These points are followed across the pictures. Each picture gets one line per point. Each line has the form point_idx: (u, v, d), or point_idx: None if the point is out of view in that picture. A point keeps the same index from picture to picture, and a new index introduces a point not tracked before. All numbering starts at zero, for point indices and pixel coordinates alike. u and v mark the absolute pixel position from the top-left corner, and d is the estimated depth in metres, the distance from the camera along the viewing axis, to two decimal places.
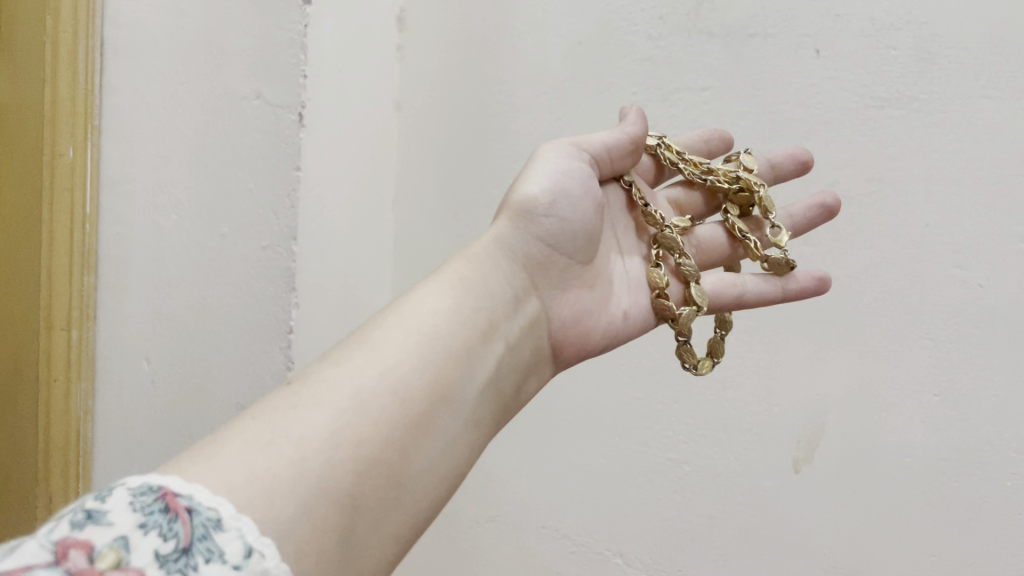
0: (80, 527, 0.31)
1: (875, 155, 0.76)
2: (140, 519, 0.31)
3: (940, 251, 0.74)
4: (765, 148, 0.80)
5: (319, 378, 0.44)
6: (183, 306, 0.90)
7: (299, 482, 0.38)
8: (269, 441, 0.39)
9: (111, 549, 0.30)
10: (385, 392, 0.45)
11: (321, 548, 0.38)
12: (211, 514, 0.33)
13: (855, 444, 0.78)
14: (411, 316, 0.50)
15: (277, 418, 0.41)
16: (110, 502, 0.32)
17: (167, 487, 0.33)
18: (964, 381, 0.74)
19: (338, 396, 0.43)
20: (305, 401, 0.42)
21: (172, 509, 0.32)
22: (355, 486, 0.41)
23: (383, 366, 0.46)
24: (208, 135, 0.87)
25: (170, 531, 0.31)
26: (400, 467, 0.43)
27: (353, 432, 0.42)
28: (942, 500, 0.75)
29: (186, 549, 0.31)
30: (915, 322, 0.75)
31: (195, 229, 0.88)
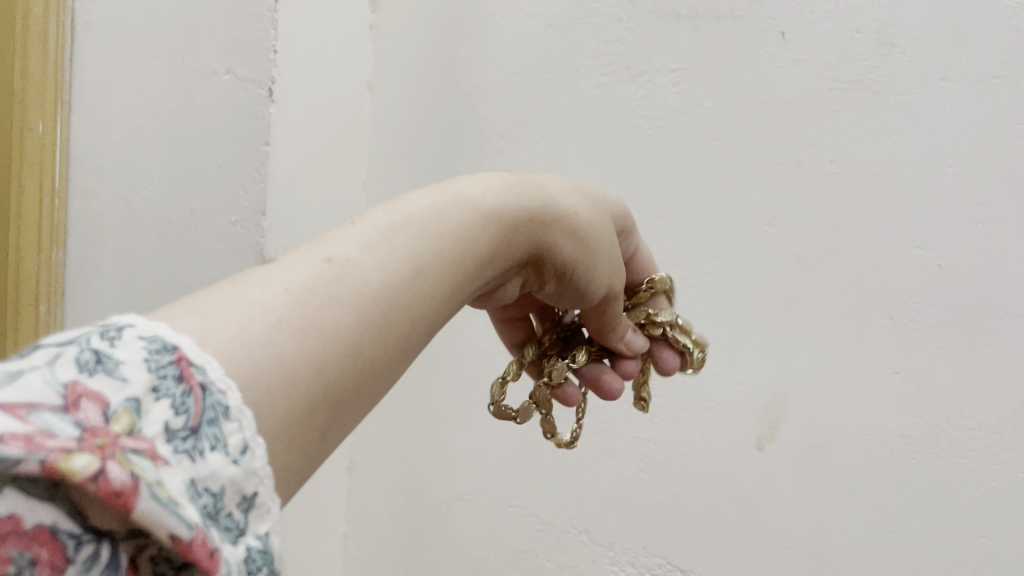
0: (90, 372, 0.28)
1: (838, 136, 0.77)
2: (153, 382, 0.29)
3: (901, 231, 0.75)
4: (731, 131, 0.81)
5: (363, 273, 0.38)
6: (152, 282, 0.90)
7: (314, 379, 0.34)
8: (303, 330, 0.34)
9: (124, 411, 0.27)
10: (407, 315, 0.40)
11: (307, 443, 0.35)
12: (221, 398, 0.30)
13: (815, 422, 0.79)
14: (457, 231, 0.45)
15: (315, 302, 0.36)
16: (120, 351, 0.29)
17: (181, 350, 0.30)
18: (922, 361, 0.74)
19: (370, 304, 0.38)
20: (343, 295, 0.37)
21: (185, 381, 0.30)
22: (351, 400, 0.37)
23: (414, 289, 0.41)
24: (178, 111, 0.87)
25: (182, 405, 0.29)
26: (386, 386, 0.40)
27: (369, 347, 0.37)
28: (901, 478, 0.75)
29: (194, 431, 0.29)
30: (877, 302, 0.76)
31: (164, 205, 0.89)
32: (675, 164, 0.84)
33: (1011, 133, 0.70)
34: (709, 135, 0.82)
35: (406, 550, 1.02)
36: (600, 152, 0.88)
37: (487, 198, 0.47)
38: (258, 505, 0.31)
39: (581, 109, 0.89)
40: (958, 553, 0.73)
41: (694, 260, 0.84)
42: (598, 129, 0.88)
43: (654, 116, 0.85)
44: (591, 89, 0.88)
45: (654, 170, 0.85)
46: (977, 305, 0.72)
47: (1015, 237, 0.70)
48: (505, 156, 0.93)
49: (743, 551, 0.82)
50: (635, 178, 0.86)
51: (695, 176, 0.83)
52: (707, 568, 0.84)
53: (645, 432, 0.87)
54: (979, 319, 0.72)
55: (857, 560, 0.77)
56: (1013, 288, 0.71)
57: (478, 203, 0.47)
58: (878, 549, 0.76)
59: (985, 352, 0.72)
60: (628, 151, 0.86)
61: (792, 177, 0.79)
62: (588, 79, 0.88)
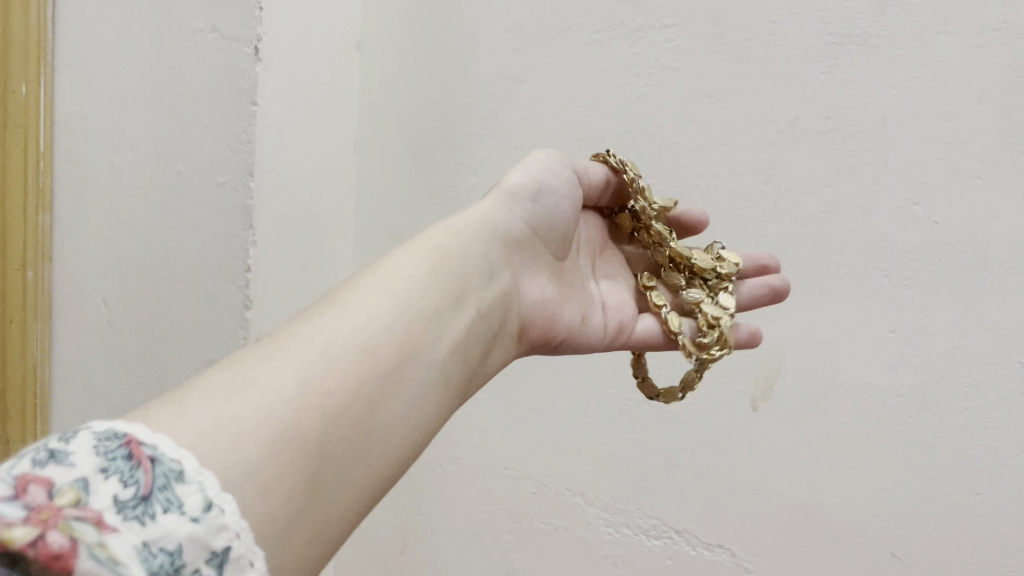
0: (42, 464, 0.30)
1: (834, 91, 0.76)
2: (102, 463, 0.31)
3: (898, 188, 0.73)
4: (727, 88, 0.80)
5: (287, 335, 0.43)
6: (139, 246, 0.89)
7: (264, 429, 0.37)
8: (236, 389, 0.38)
9: (71, 489, 0.29)
10: (354, 347, 0.43)
11: (284, 494, 0.36)
12: (172, 466, 0.32)
13: (810, 382, 0.78)
14: (380, 281, 0.49)
15: (242, 368, 0.39)
16: (74, 443, 0.31)
17: (132, 435, 0.32)
18: (918, 319, 0.73)
19: (306, 347, 0.41)
20: (272, 352, 0.41)
21: (135, 457, 0.32)
22: (325, 430, 0.39)
23: (352, 324, 0.44)
24: (162, 73, 0.85)
25: (131, 478, 0.31)
26: (370, 415, 0.42)
27: (321, 380, 0.40)
28: (896, 437, 0.75)
29: (144, 498, 0.30)
30: (873, 260, 0.75)
31: (150, 167, 0.87)
32: (669, 122, 0.83)
33: (1009, 87, 0.69)
34: (704, 93, 0.81)
35: (402, 512, 1.03)
36: (592, 111, 0.86)
37: (406, 253, 0.52)
38: (234, 559, 0.32)
39: (574, 67, 0.87)
40: (951, 510, 0.73)
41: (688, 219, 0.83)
42: (590, 87, 0.86)
43: (649, 73, 0.83)
44: (584, 47, 0.87)
45: (649, 129, 0.84)
46: (972, 263, 0.71)
47: (1013, 192, 0.69)
48: (496, 116, 0.91)
49: (737, 510, 0.82)
50: (629, 136, 0.85)
51: (689, 134, 0.82)
52: (702, 527, 0.84)
53: (636, 394, 0.87)
54: (974, 276, 0.71)
55: (851, 517, 0.77)
56: (1010, 245, 0.69)
57: (390, 260, 0.51)
58: (873, 507, 0.76)
59: (980, 309, 0.71)
60: (621, 109, 0.85)
61: (788, 134, 0.78)
62: (581, 36, 0.87)
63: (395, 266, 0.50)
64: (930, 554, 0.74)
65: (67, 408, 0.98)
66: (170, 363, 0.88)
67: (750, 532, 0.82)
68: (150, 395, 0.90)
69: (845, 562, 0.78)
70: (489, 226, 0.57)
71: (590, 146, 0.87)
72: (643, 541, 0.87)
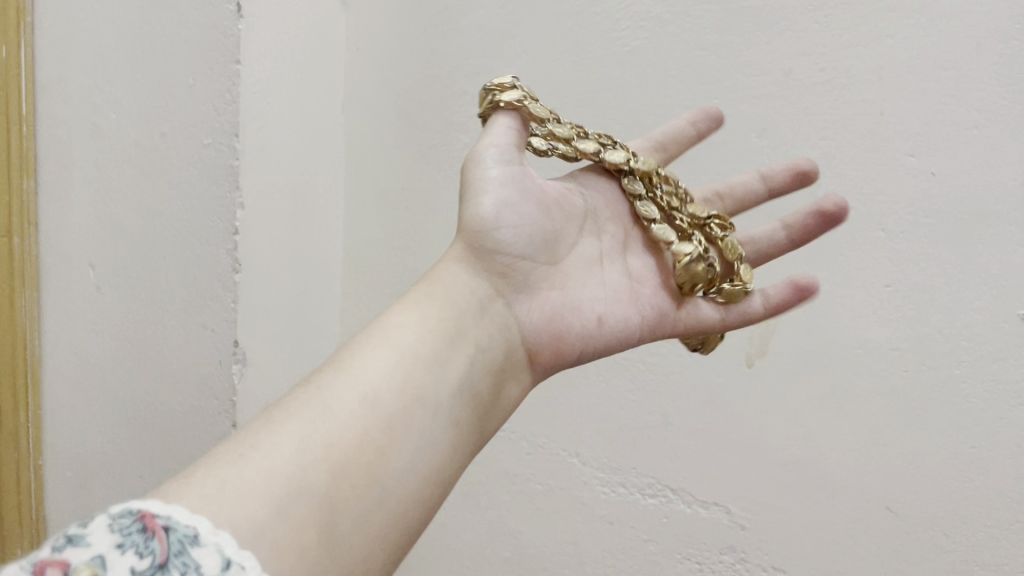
0: (60, 549, 0.31)
1: (829, 41, 0.74)
2: (118, 540, 0.32)
3: (894, 139, 0.72)
4: (720, 40, 0.78)
5: (285, 402, 0.43)
6: (128, 210, 0.89)
7: (271, 488, 0.38)
8: (240, 455, 0.39)
9: (88, 567, 0.31)
10: (349, 401, 0.43)
11: (298, 550, 0.37)
12: (187, 532, 0.33)
13: (807, 338, 0.77)
14: (378, 326, 0.48)
15: (241, 441, 0.40)
16: (91, 524, 0.33)
17: (145, 509, 0.34)
18: (915, 273, 0.72)
19: (300, 410, 0.42)
20: (269, 420, 0.42)
21: (149, 529, 0.32)
22: (327, 485, 0.39)
23: (347, 381, 0.44)
24: (146, 35, 0.84)
25: (146, 549, 0.32)
26: (374, 463, 0.41)
27: (318, 441, 0.41)
28: (893, 392, 0.73)
29: (161, 565, 0.31)
30: (869, 214, 0.74)
31: (136, 130, 0.86)
32: (661, 76, 0.81)
33: (1009, 33, 0.67)
34: (697, 46, 0.79)
35: None
36: (584, 68, 0.85)
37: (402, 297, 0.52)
38: None
39: (564, 22, 0.86)
40: (952, 464, 0.71)
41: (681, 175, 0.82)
42: (581, 42, 0.85)
43: (640, 26, 0.82)
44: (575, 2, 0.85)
45: (642, 84, 0.82)
46: (969, 214, 0.69)
47: (1011, 139, 0.67)
48: (485, 73, 0.90)
49: (732, 468, 0.82)
50: (622, 92, 0.83)
51: (683, 90, 0.80)
52: (697, 486, 0.84)
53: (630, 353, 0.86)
54: (971, 228, 0.69)
55: (845, 472, 0.76)
56: (1007, 195, 0.67)
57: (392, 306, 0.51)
58: (869, 462, 0.75)
59: (978, 261, 0.69)
60: (613, 65, 0.83)
61: (782, 86, 0.76)
62: None
63: (391, 311, 0.50)
64: (927, 507, 0.73)
65: (59, 373, 0.99)
66: (161, 328, 0.88)
67: (745, 490, 0.81)
68: (143, 358, 0.90)
69: (841, 519, 0.77)
70: (473, 251, 0.55)
71: (583, 103, 0.85)
72: (638, 500, 0.87)
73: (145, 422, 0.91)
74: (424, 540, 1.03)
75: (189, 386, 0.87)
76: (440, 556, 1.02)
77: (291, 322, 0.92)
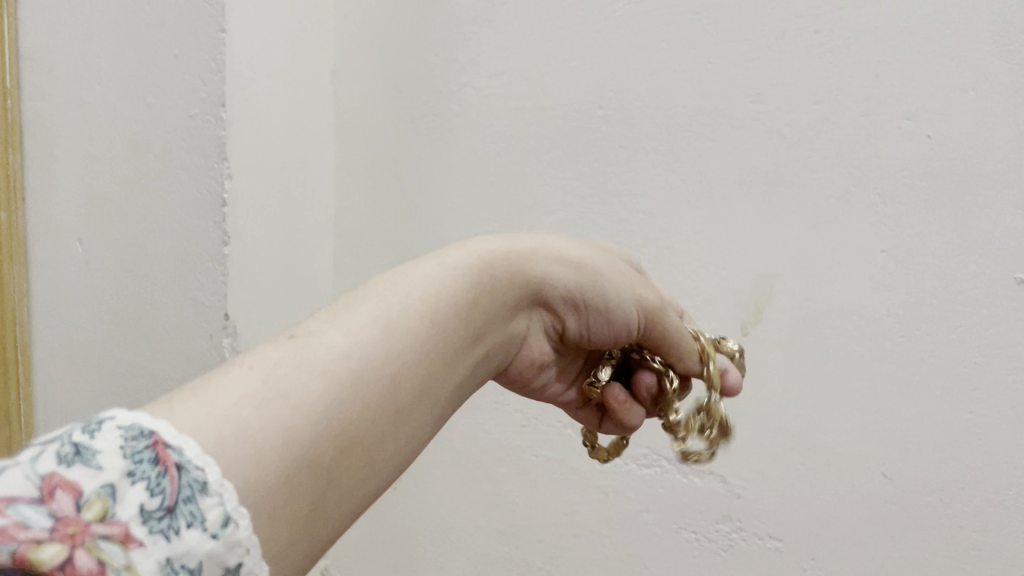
0: (68, 463, 0.30)
1: (823, 4, 0.72)
2: (129, 468, 0.30)
3: (888, 101, 0.70)
4: (714, 4, 0.77)
5: (324, 343, 0.40)
6: (118, 185, 0.90)
7: (283, 452, 0.36)
8: (270, 398, 0.37)
9: (98, 498, 0.29)
10: (377, 378, 0.41)
11: (290, 515, 0.36)
12: (197, 475, 0.32)
13: (802, 307, 0.76)
14: (413, 288, 0.45)
15: (280, 372, 0.38)
16: (101, 441, 0.31)
17: (157, 434, 0.32)
18: (909, 239, 0.71)
19: (332, 364, 0.39)
20: (302, 359, 0.39)
21: (160, 464, 0.31)
22: (333, 458, 0.38)
23: (382, 351, 0.41)
24: (136, 10, 0.85)
25: (157, 486, 0.31)
26: (374, 446, 0.40)
27: (342, 413, 0.39)
28: (888, 358, 0.73)
29: (169, 510, 0.30)
30: (863, 178, 0.72)
31: (127, 105, 0.87)
32: (653, 42, 0.80)
33: None
34: (689, 11, 0.78)
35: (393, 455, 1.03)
36: (578, 37, 0.83)
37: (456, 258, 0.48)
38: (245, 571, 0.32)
39: None
40: (946, 431, 0.71)
41: (670, 142, 0.80)
42: (572, 8, 0.84)
43: None
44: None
45: (632, 50, 0.81)
46: (965, 177, 0.68)
47: (1009, 99, 0.66)
48: (475, 42, 0.89)
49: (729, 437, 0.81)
50: (611, 58, 0.82)
51: (675, 54, 0.79)
52: None
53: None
54: (968, 193, 0.68)
55: (841, 441, 0.76)
56: (1006, 156, 0.66)
57: (427, 261, 0.47)
58: (865, 431, 0.74)
59: (974, 226, 0.68)
60: (605, 31, 0.82)
61: (776, 51, 0.75)
62: None
63: (435, 277, 0.46)
64: (921, 473, 0.72)
65: (48, 344, 1.02)
66: (155, 300, 0.89)
67: (743, 459, 0.81)
68: (132, 330, 0.92)
69: (839, 488, 0.76)
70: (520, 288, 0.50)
71: (573, 70, 0.84)
72: (633, 470, 0.87)
73: (136, 395, 0.93)
74: (420, 515, 1.03)
75: (181, 360, 0.88)
76: (437, 531, 1.01)
77: (284, 295, 0.91)
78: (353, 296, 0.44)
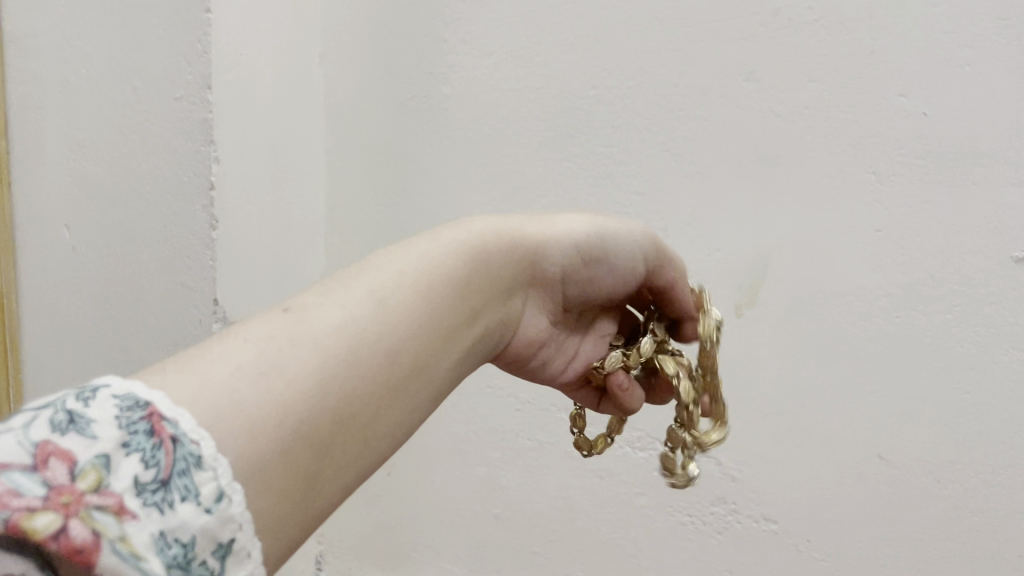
0: (62, 431, 0.23)
1: (814, 144, 0.62)
2: (123, 438, 0.24)
3: (975, 257, 0.58)
4: (654, 137, 0.67)
5: (321, 318, 0.32)
6: (88, 313, 0.76)
7: (280, 436, 0.28)
8: (262, 371, 0.29)
9: (92, 468, 0.23)
10: (371, 355, 0.33)
11: None
12: (193, 449, 0.25)
13: (872, 492, 0.63)
14: (410, 262, 0.37)
15: (270, 344, 0.30)
16: (95, 407, 0.24)
17: (154, 405, 0.25)
18: (999, 417, 0.59)
19: (314, 336, 0.31)
20: (286, 331, 0.31)
21: (157, 435, 0.25)
22: (326, 445, 0.30)
23: (376, 321, 0.34)
24: (107, 111, 0.71)
25: (151, 458, 0.24)
26: (368, 425, 0.32)
27: (337, 384, 0.31)
28: (980, 554, 0.61)
29: (164, 483, 0.24)
30: (944, 346, 0.60)
31: (99, 221, 0.73)
32: (636, 168, 0.68)
33: None
34: (630, 142, 0.68)
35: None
36: (604, 126, 0.69)
37: (465, 237, 0.40)
38: (237, 551, 0.25)
39: (490, 104, 0.73)
40: None
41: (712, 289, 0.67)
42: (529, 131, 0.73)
43: (567, 112, 0.70)
44: (596, 43, 0.68)
45: (610, 178, 0.69)
46: None
47: None
48: None
49: None
50: (578, 188, 0.70)
51: (661, 187, 0.67)
52: None
53: (641, 484, 0.72)
54: None
55: None
56: None
57: (419, 237, 0.39)
58: None
59: None
60: (648, 121, 0.67)
61: (757, 194, 0.64)
62: (476, 66, 0.73)
63: (438, 257, 0.38)
64: None
65: None
66: None
67: None
68: None
69: None
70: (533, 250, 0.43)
71: (543, 197, 0.72)
72: None
73: None
74: None
75: None
76: None
77: None
78: (347, 272, 0.36)
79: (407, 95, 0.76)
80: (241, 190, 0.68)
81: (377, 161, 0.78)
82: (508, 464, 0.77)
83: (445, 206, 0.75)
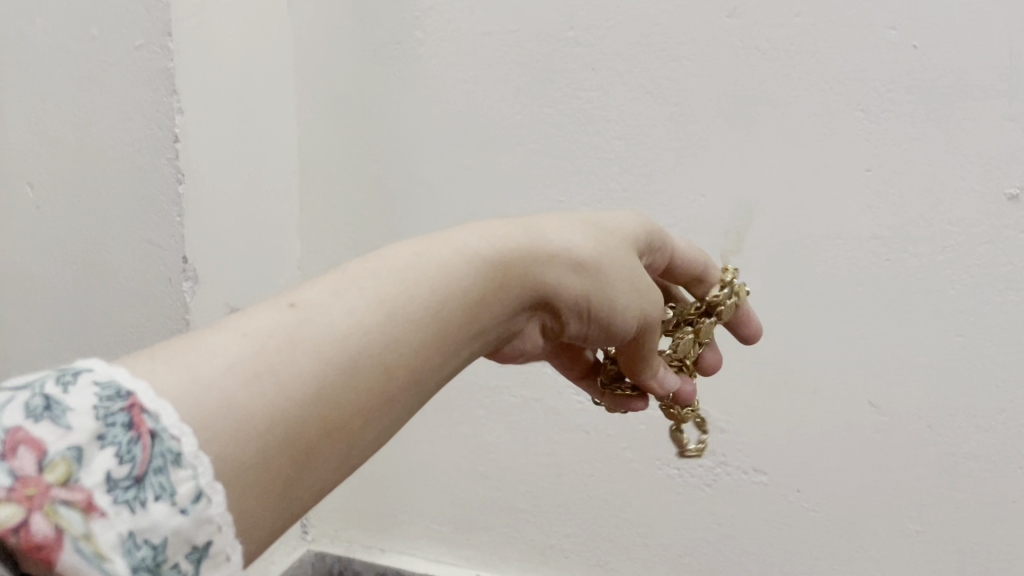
0: (35, 418, 0.22)
1: (801, 89, 0.60)
2: (100, 430, 0.23)
3: (966, 200, 0.57)
4: (636, 84, 0.65)
5: (326, 320, 0.29)
6: (56, 279, 0.73)
7: (267, 439, 0.26)
8: (256, 373, 0.27)
9: (63, 460, 0.22)
10: (358, 386, 0.29)
11: None
12: (172, 445, 0.24)
13: (859, 436, 0.63)
14: (433, 260, 0.33)
15: (264, 343, 0.28)
16: (74, 394, 0.23)
17: (136, 395, 0.24)
18: (988, 358, 0.59)
19: (311, 349, 0.28)
20: (283, 337, 0.28)
21: (135, 429, 0.23)
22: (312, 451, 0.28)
23: (383, 335, 0.30)
24: (64, 68, 0.67)
25: (127, 453, 0.23)
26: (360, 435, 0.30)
27: (328, 399, 0.28)
28: (968, 492, 0.61)
29: (137, 480, 0.23)
30: (934, 291, 0.59)
31: (62, 183, 0.70)
32: (618, 117, 0.66)
33: None
34: (611, 90, 0.66)
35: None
36: (585, 73, 0.66)
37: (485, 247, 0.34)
38: (215, 554, 0.24)
39: (467, 53, 0.70)
40: None
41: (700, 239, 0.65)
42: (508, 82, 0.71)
43: (546, 59, 0.67)
44: None
45: (593, 127, 0.67)
46: None
47: None
48: None
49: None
50: (558, 137, 0.68)
51: (645, 135, 0.65)
52: None
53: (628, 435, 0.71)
54: None
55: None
56: None
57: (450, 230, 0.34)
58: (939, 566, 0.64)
59: None
60: (630, 66, 0.65)
61: (743, 140, 0.62)
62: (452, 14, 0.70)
63: (459, 267, 0.33)
64: None
65: None
66: None
67: None
68: None
69: None
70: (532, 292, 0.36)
71: (524, 147, 0.70)
72: None
73: None
74: None
75: None
76: None
77: None
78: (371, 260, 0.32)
79: (378, 43, 0.73)
80: (208, 146, 0.66)
81: (351, 114, 0.75)
82: (494, 420, 0.76)
83: (424, 158, 0.73)
